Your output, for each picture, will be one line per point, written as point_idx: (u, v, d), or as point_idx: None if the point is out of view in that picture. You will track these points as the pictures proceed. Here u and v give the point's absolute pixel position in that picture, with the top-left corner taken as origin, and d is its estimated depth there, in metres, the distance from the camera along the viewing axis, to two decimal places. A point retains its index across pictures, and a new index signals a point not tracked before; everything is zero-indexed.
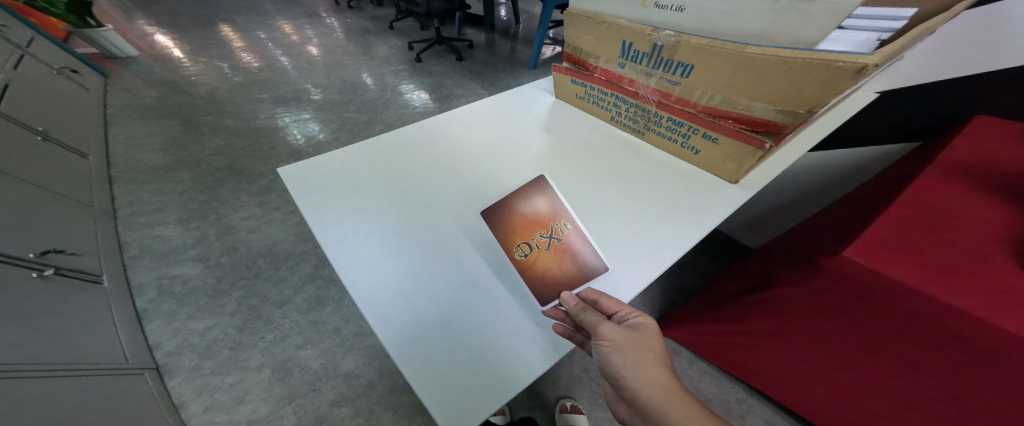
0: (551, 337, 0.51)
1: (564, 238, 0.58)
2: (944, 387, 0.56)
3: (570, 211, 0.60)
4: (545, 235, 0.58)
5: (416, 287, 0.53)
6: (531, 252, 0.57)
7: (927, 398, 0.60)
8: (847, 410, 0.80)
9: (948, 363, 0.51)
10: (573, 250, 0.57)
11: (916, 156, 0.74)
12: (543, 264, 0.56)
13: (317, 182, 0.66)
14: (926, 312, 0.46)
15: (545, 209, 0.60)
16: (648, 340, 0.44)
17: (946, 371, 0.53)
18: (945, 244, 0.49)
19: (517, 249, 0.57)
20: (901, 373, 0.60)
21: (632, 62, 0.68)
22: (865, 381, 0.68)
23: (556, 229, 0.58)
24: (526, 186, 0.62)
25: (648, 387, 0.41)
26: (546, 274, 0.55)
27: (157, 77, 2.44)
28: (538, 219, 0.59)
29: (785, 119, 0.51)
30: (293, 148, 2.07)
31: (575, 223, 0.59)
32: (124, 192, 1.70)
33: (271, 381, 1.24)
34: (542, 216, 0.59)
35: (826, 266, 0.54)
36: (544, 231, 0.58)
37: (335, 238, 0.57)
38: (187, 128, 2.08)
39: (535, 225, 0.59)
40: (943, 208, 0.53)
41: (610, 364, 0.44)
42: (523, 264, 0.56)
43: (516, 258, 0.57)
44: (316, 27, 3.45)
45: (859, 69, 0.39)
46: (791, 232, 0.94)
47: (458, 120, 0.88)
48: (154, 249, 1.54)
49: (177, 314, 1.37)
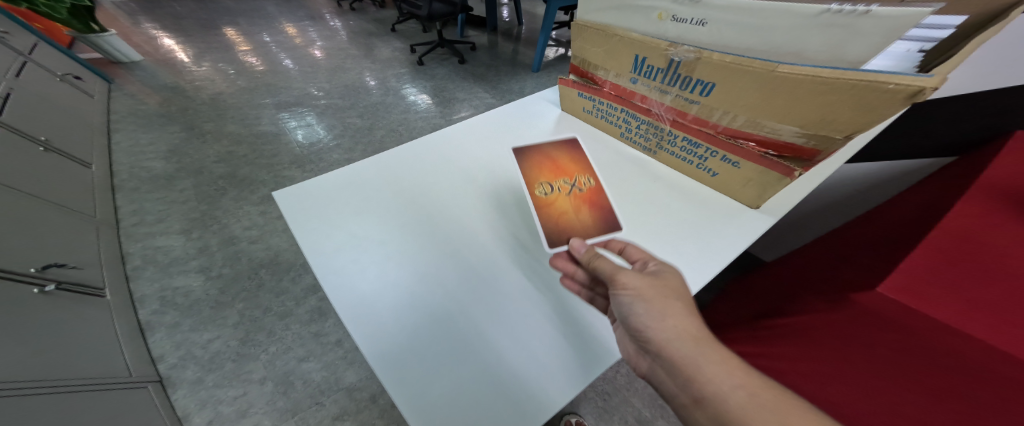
0: (564, 374, 0.46)
1: (584, 192, 0.64)
2: None
3: (590, 169, 0.67)
4: (569, 182, 0.64)
5: (420, 321, 0.50)
6: (553, 190, 0.63)
7: None
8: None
9: None
10: (589, 203, 0.62)
11: (950, 176, 0.70)
12: (559, 205, 0.61)
13: (314, 207, 0.63)
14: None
15: (573, 163, 0.67)
16: (669, 284, 0.45)
17: None
18: (993, 279, 0.44)
19: (540, 187, 0.63)
20: None
21: (644, 78, 0.64)
22: None
23: (579, 181, 0.65)
24: (559, 143, 0.71)
25: (672, 328, 0.41)
26: (560, 213, 0.60)
27: (160, 82, 2.44)
28: (568, 167, 0.67)
29: (815, 144, 0.49)
30: (295, 154, 2.05)
31: (594, 181, 0.65)
32: (127, 200, 1.70)
33: (273, 394, 1.22)
34: (567, 166, 0.67)
35: (857, 301, 0.49)
36: (570, 177, 0.65)
37: (334, 268, 0.55)
38: (189, 135, 2.08)
39: (562, 172, 0.65)
40: (993, 240, 0.48)
41: (635, 313, 0.44)
42: (541, 199, 0.61)
43: (536, 193, 0.62)
44: (319, 30, 3.44)
45: (912, 93, 0.36)
46: (812, 251, 0.89)
47: (461, 135, 0.85)
48: (157, 260, 1.53)
49: (180, 325, 1.36)
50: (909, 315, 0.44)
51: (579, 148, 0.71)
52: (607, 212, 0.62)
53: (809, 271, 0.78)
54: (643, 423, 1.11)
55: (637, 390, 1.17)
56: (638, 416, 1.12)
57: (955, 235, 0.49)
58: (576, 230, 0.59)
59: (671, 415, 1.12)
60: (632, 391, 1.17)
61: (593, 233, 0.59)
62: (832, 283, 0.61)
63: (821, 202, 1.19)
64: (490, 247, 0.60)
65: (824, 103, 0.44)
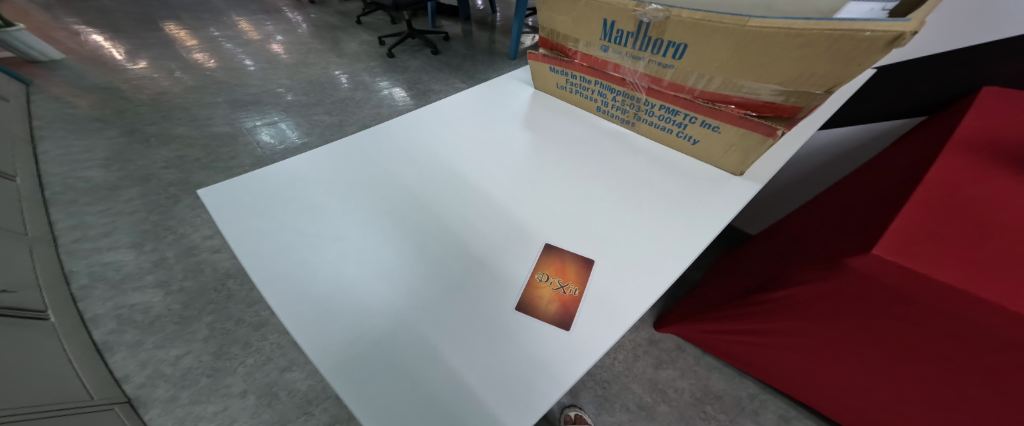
0: (550, 360, 0.40)
1: (566, 301, 0.46)
2: (989, 393, 0.49)
3: (593, 284, 0.48)
4: (564, 284, 0.48)
5: (381, 323, 0.43)
6: (553, 277, 0.49)
7: (968, 402, 0.53)
8: (879, 416, 0.74)
9: (996, 366, 0.44)
10: (564, 310, 0.45)
11: (924, 134, 0.70)
12: (539, 292, 0.47)
13: (258, 205, 0.56)
14: (973, 320, 0.39)
15: (585, 272, 0.50)
16: None
17: (991, 373, 0.45)
18: (987, 234, 0.41)
19: (541, 273, 0.50)
20: (939, 375, 0.52)
21: (615, 44, 0.60)
22: (899, 382, 0.60)
23: (567, 290, 0.48)
24: (582, 210, 0.59)
25: None
26: (531, 295, 0.47)
27: (92, 83, 2.19)
28: (573, 272, 0.50)
29: (796, 101, 0.46)
30: (257, 155, 1.91)
31: (578, 295, 0.47)
32: (65, 216, 1.53)
33: (257, 407, 1.12)
34: (574, 271, 0.50)
35: (850, 267, 0.46)
36: (567, 281, 0.49)
37: (279, 272, 0.47)
38: (131, 139, 1.88)
39: (570, 273, 0.50)
40: (979, 190, 0.46)
41: None
42: (531, 284, 0.48)
43: (533, 276, 0.49)
44: (277, 23, 3.20)
45: (892, 39, 0.33)
46: (797, 222, 0.88)
47: (428, 120, 0.78)
48: (108, 277, 1.38)
49: (144, 343, 1.24)
50: (906, 279, 0.41)
51: (598, 224, 0.57)
52: (562, 323, 0.44)
53: (795, 242, 0.77)
54: (644, 408, 1.09)
55: (636, 376, 1.16)
56: (639, 402, 1.11)
57: (942, 189, 0.47)
58: (530, 308, 0.46)
59: (672, 398, 1.11)
60: (631, 377, 1.16)
61: (542, 317, 0.45)
62: (820, 251, 0.59)
63: (805, 170, 1.21)
64: (461, 237, 0.55)
65: (801, 57, 0.41)
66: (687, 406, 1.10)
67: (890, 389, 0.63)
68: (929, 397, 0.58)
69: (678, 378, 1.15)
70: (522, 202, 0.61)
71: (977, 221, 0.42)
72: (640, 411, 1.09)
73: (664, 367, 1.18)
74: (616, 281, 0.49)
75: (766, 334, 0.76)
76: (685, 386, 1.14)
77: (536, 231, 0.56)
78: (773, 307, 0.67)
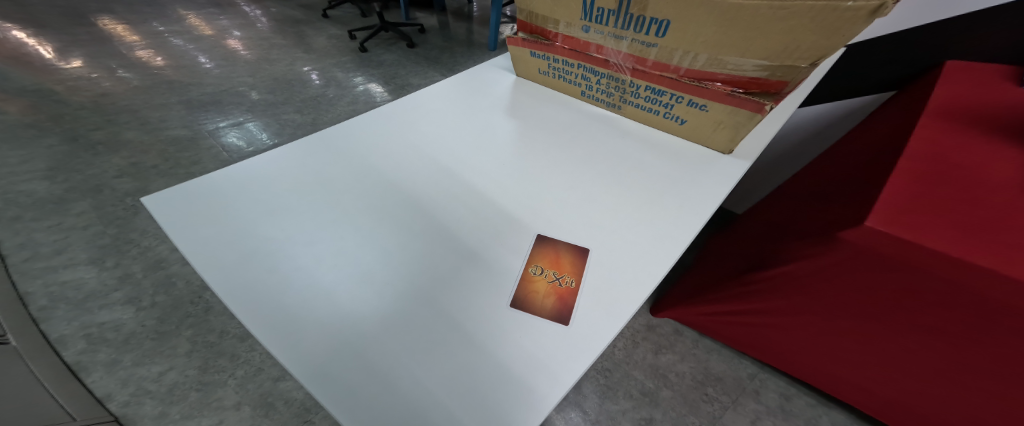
0: (558, 350, 0.39)
1: (564, 291, 0.45)
2: (971, 352, 0.51)
3: (588, 273, 0.47)
4: (559, 276, 0.46)
5: (369, 329, 0.40)
6: (547, 271, 0.47)
7: (953, 361, 0.55)
8: (869, 383, 0.77)
9: (979, 326, 0.46)
10: (562, 301, 0.44)
11: (899, 105, 0.73)
12: (535, 287, 0.45)
13: (220, 211, 0.50)
14: (961, 283, 0.40)
15: (578, 259, 0.48)
16: None
17: (974, 333, 0.47)
18: (969, 200, 0.42)
19: (535, 266, 0.48)
20: (927, 339, 0.54)
21: (597, 24, 0.57)
22: (891, 348, 0.62)
23: (562, 280, 0.46)
24: (577, 196, 0.57)
25: None
26: (527, 292, 0.45)
27: (19, 85, 1.97)
28: (568, 261, 0.48)
29: (780, 77, 0.45)
30: (224, 159, 1.78)
31: (575, 284, 0.46)
32: (10, 234, 1.39)
33: (254, 418, 1.06)
34: (567, 261, 0.48)
35: (846, 239, 0.46)
36: (562, 270, 0.47)
37: (246, 284, 0.43)
38: (75, 147, 1.71)
39: (564, 262, 0.48)
40: (962, 160, 0.47)
41: None
42: (527, 279, 0.46)
43: (527, 271, 0.47)
44: (231, 17, 2.97)
45: (872, 11, 0.33)
46: (784, 200, 0.90)
47: (408, 113, 0.73)
48: (68, 297, 1.26)
49: (121, 361, 1.14)
50: (902, 249, 0.41)
51: (593, 210, 0.55)
52: (560, 317, 0.42)
53: (785, 220, 0.79)
54: (647, 394, 1.11)
55: (637, 362, 1.18)
56: (642, 388, 1.12)
57: (925, 158, 0.48)
58: (529, 305, 0.43)
59: (674, 383, 1.14)
60: (632, 364, 1.17)
61: (543, 313, 0.42)
62: (813, 225, 0.60)
63: (793, 144, 1.24)
64: (453, 233, 0.51)
65: (784, 30, 0.40)
66: (689, 389, 1.12)
67: (882, 356, 0.66)
68: (919, 362, 0.61)
69: (679, 363, 1.18)
70: (513, 192, 0.58)
71: (960, 188, 0.44)
72: (644, 397, 1.10)
73: (664, 352, 1.20)
74: (615, 268, 0.47)
75: (762, 312, 0.78)
76: (685, 370, 1.16)
77: (530, 221, 0.54)
78: (769, 285, 0.68)
